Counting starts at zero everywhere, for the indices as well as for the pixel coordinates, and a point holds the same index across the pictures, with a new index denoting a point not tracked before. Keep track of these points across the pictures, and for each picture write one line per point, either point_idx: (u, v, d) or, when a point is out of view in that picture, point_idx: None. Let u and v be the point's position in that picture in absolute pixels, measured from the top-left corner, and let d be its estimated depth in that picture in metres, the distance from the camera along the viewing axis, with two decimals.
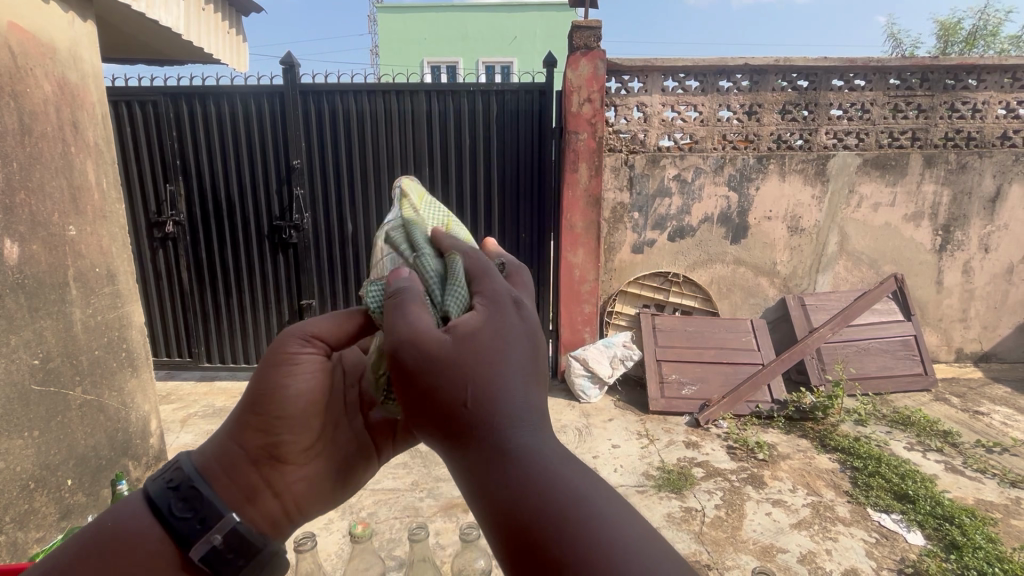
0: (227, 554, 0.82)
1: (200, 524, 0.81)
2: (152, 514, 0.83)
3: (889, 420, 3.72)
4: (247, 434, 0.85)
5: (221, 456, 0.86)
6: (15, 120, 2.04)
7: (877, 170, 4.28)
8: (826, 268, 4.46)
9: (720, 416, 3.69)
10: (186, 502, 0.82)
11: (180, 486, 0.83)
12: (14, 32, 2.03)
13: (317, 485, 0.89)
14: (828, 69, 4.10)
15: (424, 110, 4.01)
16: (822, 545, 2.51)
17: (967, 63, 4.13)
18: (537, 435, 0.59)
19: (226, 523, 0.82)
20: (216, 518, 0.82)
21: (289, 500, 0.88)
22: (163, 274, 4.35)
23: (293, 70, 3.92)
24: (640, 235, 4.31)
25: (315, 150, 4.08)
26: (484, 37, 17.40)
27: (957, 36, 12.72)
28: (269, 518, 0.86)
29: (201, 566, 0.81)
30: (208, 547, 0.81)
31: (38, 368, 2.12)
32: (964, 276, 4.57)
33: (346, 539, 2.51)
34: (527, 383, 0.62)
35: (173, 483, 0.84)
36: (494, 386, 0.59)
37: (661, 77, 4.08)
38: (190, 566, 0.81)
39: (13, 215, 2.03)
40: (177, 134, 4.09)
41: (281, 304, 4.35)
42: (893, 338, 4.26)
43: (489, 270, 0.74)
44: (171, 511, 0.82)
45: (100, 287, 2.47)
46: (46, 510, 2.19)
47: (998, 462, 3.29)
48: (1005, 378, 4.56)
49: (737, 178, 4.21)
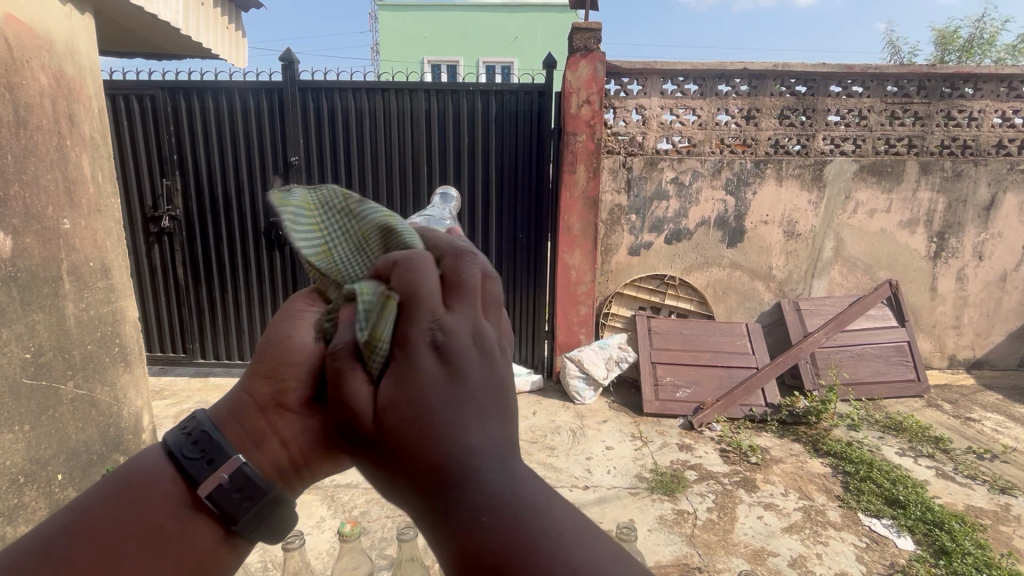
0: (236, 497, 0.68)
1: (207, 464, 0.69)
2: (166, 458, 0.73)
3: (881, 425, 3.74)
4: (252, 378, 0.70)
5: (231, 404, 0.73)
6: (10, 112, 2.03)
7: (873, 176, 4.29)
8: (822, 273, 4.48)
9: (714, 419, 3.70)
10: (193, 443, 0.70)
11: (191, 431, 0.72)
12: (10, 24, 2.02)
13: (326, 444, 0.69)
14: (827, 76, 4.12)
15: (423, 108, 4.01)
16: (812, 549, 2.52)
17: (964, 71, 4.16)
18: (494, 474, 0.56)
19: (232, 463, 0.68)
20: (223, 458, 0.69)
21: (298, 455, 0.70)
22: (158, 268, 4.33)
23: (292, 67, 3.91)
24: (637, 237, 4.32)
25: (314, 147, 4.07)
26: (484, 36, 17.40)
27: (955, 44, 12.78)
28: (277, 469, 0.70)
29: (211, 508, 0.69)
30: (215, 486, 0.68)
31: (30, 362, 2.11)
32: (958, 283, 4.59)
33: (338, 537, 2.51)
34: (470, 422, 0.57)
35: (186, 429, 0.73)
36: (431, 441, 0.55)
37: (660, 80, 4.09)
38: (203, 509, 0.69)
39: (7, 207, 2.02)
40: (175, 129, 4.07)
41: (276, 301, 4.34)
42: (886, 344, 4.28)
43: (415, 295, 0.58)
44: (182, 454, 0.71)
45: (94, 282, 2.46)
46: (36, 505, 2.18)
47: (989, 469, 3.31)
48: (997, 385, 4.60)
49: (735, 182, 4.22)
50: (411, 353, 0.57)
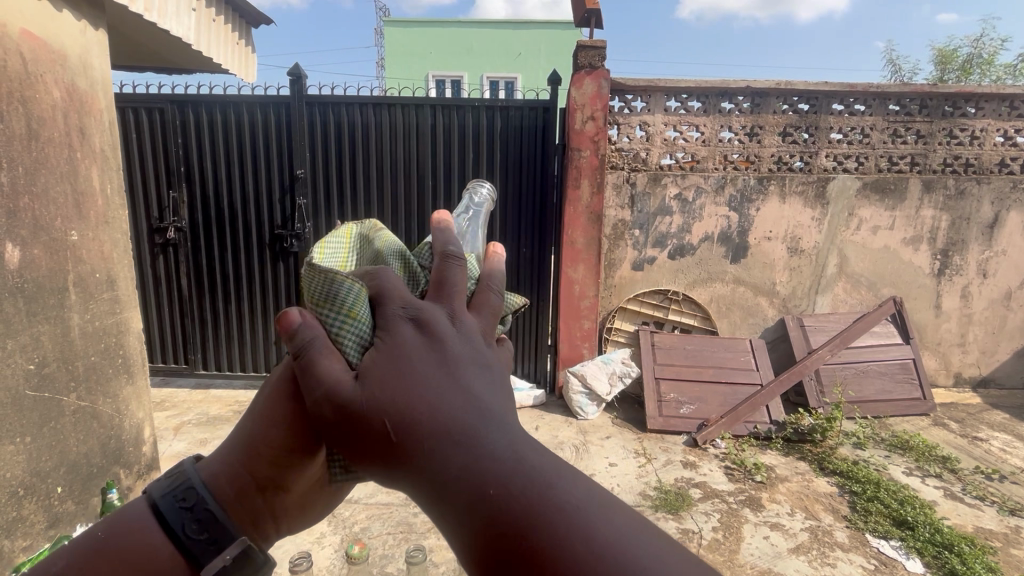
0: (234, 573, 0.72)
1: (213, 544, 0.72)
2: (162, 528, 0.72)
3: (888, 444, 3.71)
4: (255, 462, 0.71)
5: (230, 478, 0.73)
6: (23, 125, 2.05)
7: (876, 194, 4.32)
8: (826, 289, 4.47)
9: (718, 435, 3.67)
10: (197, 521, 0.72)
11: (195, 507, 0.72)
12: (26, 39, 2.05)
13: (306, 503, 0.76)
14: (829, 94, 4.15)
15: (429, 123, 4.04)
16: (820, 571, 2.48)
17: (966, 91, 4.19)
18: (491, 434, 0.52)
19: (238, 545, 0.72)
20: (228, 539, 0.72)
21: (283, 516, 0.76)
22: (163, 280, 4.34)
23: (300, 82, 3.96)
24: (640, 252, 4.33)
25: (319, 161, 4.10)
26: (488, 52, 17.65)
27: (954, 63, 13.01)
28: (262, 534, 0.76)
29: None
30: (219, 567, 0.71)
31: (34, 373, 2.11)
32: (962, 301, 4.58)
33: (339, 554, 2.47)
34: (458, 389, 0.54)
35: (186, 502, 0.73)
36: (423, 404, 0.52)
37: (664, 97, 4.12)
38: None
39: (17, 219, 2.03)
40: (183, 142, 4.11)
41: (280, 312, 4.35)
42: (891, 361, 4.25)
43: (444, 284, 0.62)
44: (185, 531, 0.72)
45: (99, 293, 2.46)
46: (35, 518, 2.16)
47: (997, 489, 3.27)
48: (1004, 404, 4.55)
49: (738, 199, 4.23)
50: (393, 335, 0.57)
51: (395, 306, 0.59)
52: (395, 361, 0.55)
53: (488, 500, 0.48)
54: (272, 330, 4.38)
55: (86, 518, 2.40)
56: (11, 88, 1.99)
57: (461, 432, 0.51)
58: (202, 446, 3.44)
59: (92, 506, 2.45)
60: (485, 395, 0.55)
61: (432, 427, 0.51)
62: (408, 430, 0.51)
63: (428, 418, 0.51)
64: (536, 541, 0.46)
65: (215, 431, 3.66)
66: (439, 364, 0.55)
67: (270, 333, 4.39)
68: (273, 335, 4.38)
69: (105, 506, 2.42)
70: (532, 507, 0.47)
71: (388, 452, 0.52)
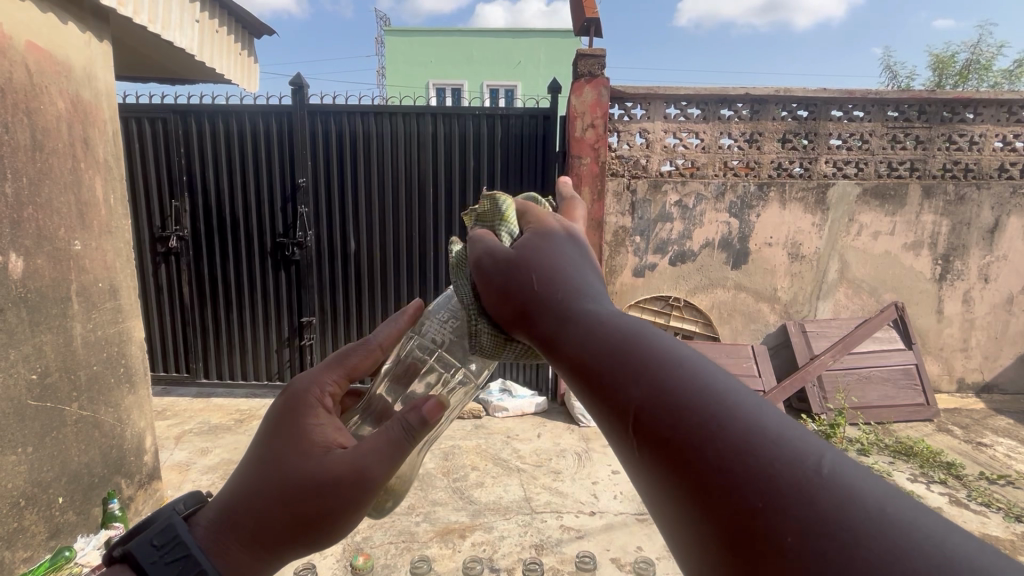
0: None
1: None
2: None
3: (892, 450, 3.69)
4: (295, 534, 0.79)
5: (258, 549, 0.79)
6: (27, 136, 2.06)
7: (876, 200, 4.32)
8: (827, 295, 4.47)
9: None
10: None
11: None
12: (31, 51, 2.07)
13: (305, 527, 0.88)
14: (828, 101, 4.17)
15: (429, 131, 4.06)
16: None
17: (964, 97, 4.21)
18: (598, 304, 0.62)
19: None
20: None
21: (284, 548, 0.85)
22: (164, 288, 4.35)
23: (302, 92, 3.98)
24: (640, 259, 4.33)
25: (321, 169, 4.11)
26: (488, 61, 17.78)
27: (952, 69, 13.07)
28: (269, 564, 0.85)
29: None
30: None
31: (36, 383, 2.11)
32: (964, 306, 4.57)
33: (341, 564, 2.46)
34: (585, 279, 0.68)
35: None
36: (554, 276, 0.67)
37: (664, 105, 4.14)
38: None
39: (21, 229, 2.04)
40: (185, 151, 4.13)
41: (281, 319, 4.35)
42: (894, 367, 4.24)
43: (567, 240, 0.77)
44: None
45: (101, 302, 2.46)
46: (36, 529, 2.16)
47: (1003, 495, 3.25)
48: (1007, 409, 4.53)
49: (738, 205, 4.25)
50: (536, 244, 0.74)
51: (540, 232, 0.77)
52: (538, 252, 0.71)
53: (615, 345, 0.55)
54: (274, 337, 4.38)
55: (87, 528, 2.39)
56: (16, 100, 2.01)
57: (590, 299, 0.63)
58: (204, 455, 3.44)
59: (94, 516, 2.44)
60: (599, 290, 0.68)
61: (567, 284, 0.65)
62: (547, 282, 0.65)
63: (564, 288, 0.65)
64: (645, 351, 0.53)
65: (216, 440, 3.65)
66: (572, 257, 0.72)
67: (271, 341, 4.40)
68: (274, 342, 4.39)
69: (105, 517, 2.42)
70: (654, 341, 0.54)
71: (528, 313, 0.65)
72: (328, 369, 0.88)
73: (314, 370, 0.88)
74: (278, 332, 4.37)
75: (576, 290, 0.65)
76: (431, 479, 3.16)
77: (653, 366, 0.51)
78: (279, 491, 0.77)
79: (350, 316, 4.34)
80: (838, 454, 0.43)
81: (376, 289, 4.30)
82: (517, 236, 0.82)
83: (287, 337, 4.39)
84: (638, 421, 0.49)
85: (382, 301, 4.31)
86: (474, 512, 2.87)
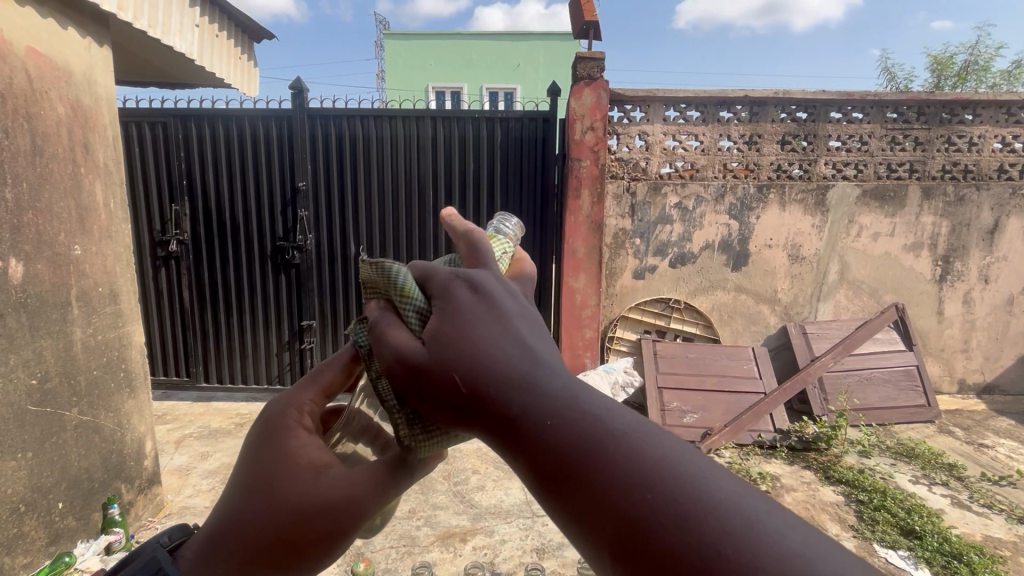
0: None
1: None
2: None
3: (893, 452, 3.69)
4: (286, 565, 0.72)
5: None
6: (27, 141, 2.07)
7: (876, 201, 4.33)
8: (827, 296, 4.47)
9: (722, 445, 3.64)
10: None
11: None
12: (31, 57, 2.07)
13: None
14: (827, 103, 4.18)
15: (429, 135, 4.06)
16: None
17: (963, 98, 4.21)
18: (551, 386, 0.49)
19: None
20: None
21: None
22: (164, 293, 4.35)
23: (302, 96, 3.99)
24: (640, 261, 4.33)
25: (321, 173, 4.12)
26: (488, 63, 17.82)
27: (950, 70, 13.13)
28: None
29: None
30: None
31: (35, 388, 2.10)
32: (965, 307, 4.57)
33: (341, 569, 2.45)
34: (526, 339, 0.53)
35: None
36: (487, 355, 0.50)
37: (663, 107, 4.15)
38: None
39: (21, 234, 2.04)
40: (185, 156, 4.14)
41: (281, 323, 4.35)
42: (895, 368, 4.23)
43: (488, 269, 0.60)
44: None
45: (102, 307, 2.46)
46: (35, 534, 2.15)
47: (1005, 497, 3.24)
48: (1008, 410, 4.52)
49: (738, 207, 4.25)
50: (447, 305, 0.54)
51: (443, 278, 0.57)
52: (456, 322, 0.52)
53: (593, 442, 0.44)
54: (274, 341, 4.38)
55: (87, 534, 2.38)
56: (16, 105, 2.01)
57: (537, 381, 0.48)
58: (204, 459, 3.44)
59: (94, 522, 2.44)
60: (550, 348, 0.54)
61: (507, 374, 0.49)
62: (483, 381, 0.48)
63: (502, 372, 0.48)
64: (618, 477, 0.42)
65: (216, 444, 3.65)
66: (500, 317, 0.52)
67: (272, 345, 4.39)
68: (274, 347, 4.38)
69: (105, 522, 2.46)
70: (623, 457, 0.43)
71: (467, 412, 0.49)
72: (304, 388, 0.83)
73: (292, 388, 0.83)
74: (278, 336, 4.36)
75: (517, 372, 0.49)
76: (431, 482, 3.15)
77: (624, 474, 0.42)
78: (269, 516, 0.70)
79: (349, 320, 4.33)
80: (832, 549, 0.40)
81: None
82: (421, 296, 0.58)
83: (286, 341, 4.38)
84: (633, 533, 0.41)
85: None
86: (476, 516, 2.87)
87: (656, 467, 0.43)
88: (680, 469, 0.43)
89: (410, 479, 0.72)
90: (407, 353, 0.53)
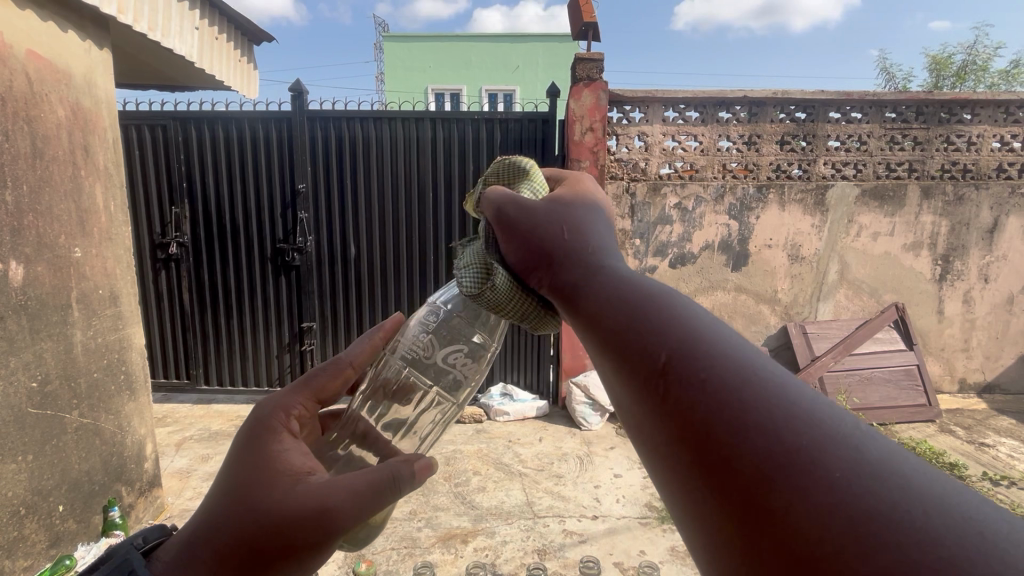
0: None
1: None
2: None
3: None
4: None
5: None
6: (27, 144, 2.07)
7: (876, 201, 4.33)
8: (827, 296, 4.47)
9: None
10: None
11: None
12: (31, 59, 2.07)
13: None
14: (826, 103, 4.19)
15: (429, 136, 4.07)
16: None
17: (961, 97, 4.22)
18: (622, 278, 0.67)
19: None
20: None
21: None
22: (164, 294, 4.35)
23: (301, 97, 3.99)
24: (640, 262, 4.34)
25: (321, 174, 4.12)
26: (487, 65, 17.83)
27: (949, 70, 13.14)
28: None
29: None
30: None
31: (36, 391, 2.10)
32: (964, 306, 4.58)
33: (342, 571, 2.45)
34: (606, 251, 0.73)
35: None
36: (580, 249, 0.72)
37: (662, 108, 4.15)
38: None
39: (21, 236, 2.04)
40: (185, 158, 4.14)
41: (282, 325, 4.35)
42: (895, 368, 4.24)
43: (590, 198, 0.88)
44: None
45: (102, 309, 2.46)
46: (36, 538, 2.15)
47: (1006, 496, 3.24)
48: (1009, 410, 4.52)
49: (737, 207, 4.25)
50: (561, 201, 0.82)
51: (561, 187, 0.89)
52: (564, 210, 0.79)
53: (683, 354, 0.53)
54: (274, 343, 4.38)
55: (87, 537, 2.38)
56: (17, 108, 2.02)
57: (617, 274, 0.67)
58: (205, 462, 3.43)
59: (94, 525, 2.44)
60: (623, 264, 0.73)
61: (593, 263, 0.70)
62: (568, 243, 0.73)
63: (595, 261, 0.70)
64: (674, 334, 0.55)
65: (217, 447, 3.64)
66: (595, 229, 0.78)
67: (272, 347, 4.39)
68: (275, 348, 4.38)
69: (106, 525, 2.44)
70: (678, 319, 0.57)
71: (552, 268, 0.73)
72: (295, 392, 0.93)
73: (282, 392, 0.93)
74: (279, 338, 4.36)
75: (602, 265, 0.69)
76: (432, 484, 3.15)
77: (678, 330, 0.56)
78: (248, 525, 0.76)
79: (350, 321, 4.34)
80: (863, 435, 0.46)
81: (376, 294, 4.30)
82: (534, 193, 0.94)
83: (287, 343, 4.38)
84: (667, 377, 0.53)
85: (383, 306, 4.31)
86: (477, 517, 2.86)
87: (715, 358, 0.52)
88: (722, 339, 0.55)
89: (384, 494, 0.81)
90: (516, 204, 0.81)
